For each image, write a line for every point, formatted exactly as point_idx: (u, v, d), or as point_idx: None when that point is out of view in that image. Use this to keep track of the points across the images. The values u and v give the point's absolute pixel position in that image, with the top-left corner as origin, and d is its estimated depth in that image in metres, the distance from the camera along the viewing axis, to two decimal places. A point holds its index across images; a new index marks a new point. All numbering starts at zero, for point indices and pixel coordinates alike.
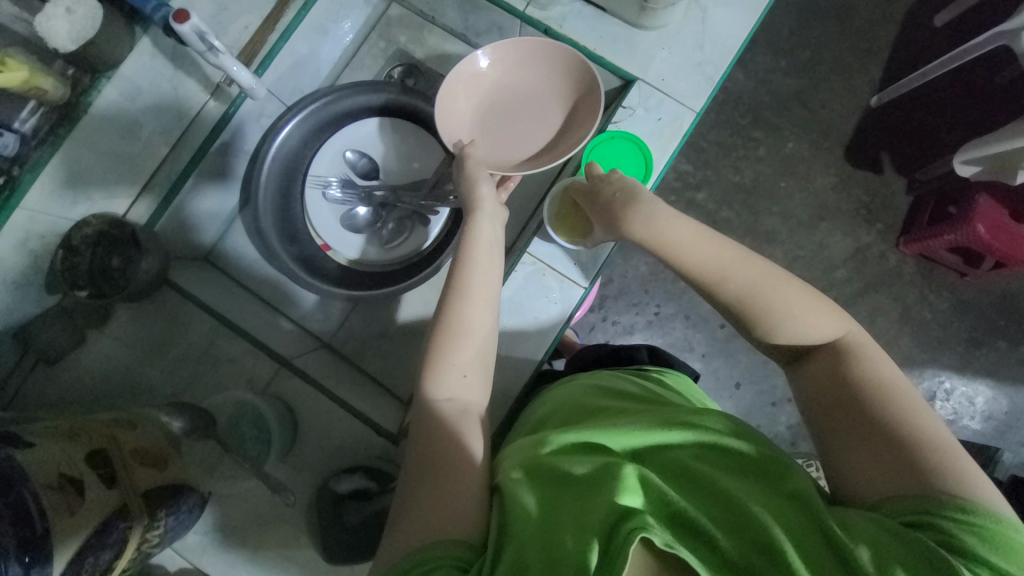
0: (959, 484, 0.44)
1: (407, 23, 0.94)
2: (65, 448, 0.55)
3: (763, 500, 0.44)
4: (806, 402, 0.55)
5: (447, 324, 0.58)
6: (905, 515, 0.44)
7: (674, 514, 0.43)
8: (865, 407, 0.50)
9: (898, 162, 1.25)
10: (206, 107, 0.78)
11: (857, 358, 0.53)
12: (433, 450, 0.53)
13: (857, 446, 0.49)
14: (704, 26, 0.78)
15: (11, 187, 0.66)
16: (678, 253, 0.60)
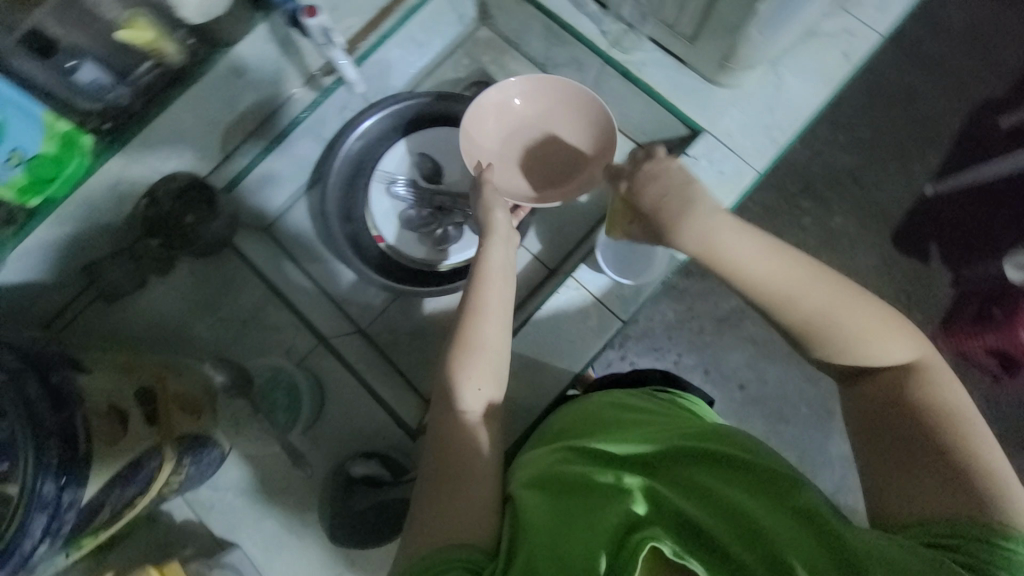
0: (999, 512, 0.43)
1: (492, 46, 1.01)
2: (118, 382, 0.58)
3: (769, 513, 0.44)
4: (857, 419, 0.54)
5: (461, 341, 0.60)
6: (942, 539, 0.43)
7: (687, 527, 0.43)
8: (915, 431, 0.49)
9: (945, 255, 1.23)
10: (297, 93, 0.86)
11: (925, 384, 0.51)
12: (443, 453, 0.54)
13: (899, 472, 0.48)
14: (777, 91, 0.81)
15: (115, 135, 0.69)
16: (748, 273, 0.56)
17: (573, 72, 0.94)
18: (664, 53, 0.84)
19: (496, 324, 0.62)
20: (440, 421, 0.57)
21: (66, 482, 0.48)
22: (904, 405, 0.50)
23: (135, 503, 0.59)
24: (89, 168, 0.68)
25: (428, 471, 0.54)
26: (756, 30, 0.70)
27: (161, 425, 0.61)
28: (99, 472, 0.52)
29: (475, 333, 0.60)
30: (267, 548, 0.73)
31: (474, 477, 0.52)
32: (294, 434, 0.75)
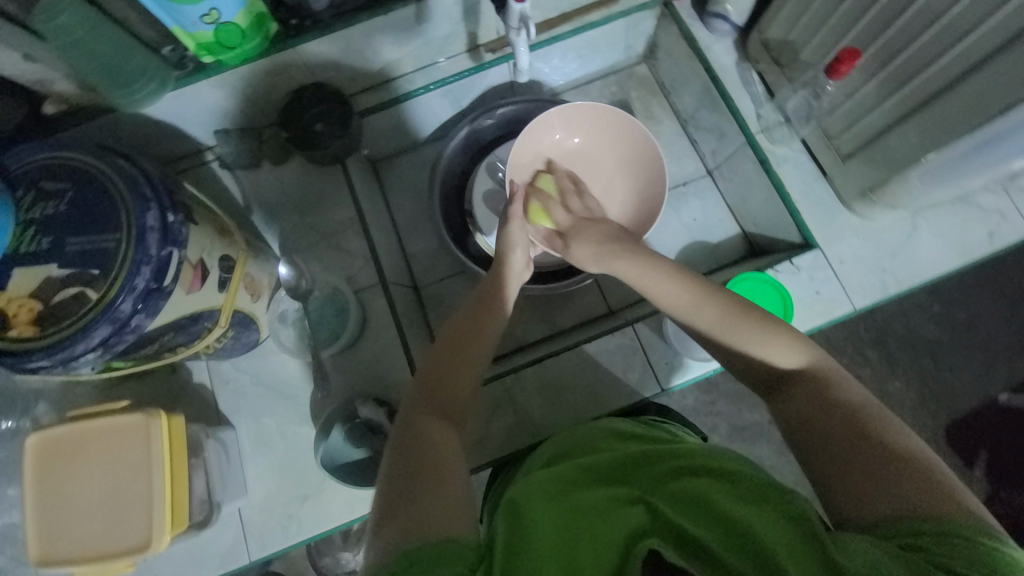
0: (956, 504, 0.42)
1: (644, 86, 1.03)
2: (212, 241, 0.61)
3: (755, 512, 0.43)
4: (787, 429, 0.53)
5: (436, 363, 0.63)
6: (902, 537, 0.41)
7: (681, 541, 0.43)
8: (847, 435, 0.49)
9: (990, 471, 1.22)
10: (460, 57, 0.89)
11: (825, 383, 0.53)
12: (412, 446, 0.53)
13: (851, 472, 0.46)
14: (907, 242, 0.78)
15: (299, 32, 0.75)
16: (661, 298, 0.65)
17: (711, 139, 0.94)
18: (808, 158, 0.82)
19: (491, 329, 0.67)
20: (413, 414, 0.58)
21: (141, 308, 0.51)
22: (830, 406, 0.51)
23: (178, 351, 0.63)
24: (264, 51, 0.74)
25: (395, 462, 0.52)
26: (917, 174, 0.67)
27: (229, 293, 0.64)
28: (167, 312, 0.55)
29: (472, 337, 0.65)
30: (256, 441, 0.76)
31: (447, 469, 0.51)
32: (325, 352, 0.78)
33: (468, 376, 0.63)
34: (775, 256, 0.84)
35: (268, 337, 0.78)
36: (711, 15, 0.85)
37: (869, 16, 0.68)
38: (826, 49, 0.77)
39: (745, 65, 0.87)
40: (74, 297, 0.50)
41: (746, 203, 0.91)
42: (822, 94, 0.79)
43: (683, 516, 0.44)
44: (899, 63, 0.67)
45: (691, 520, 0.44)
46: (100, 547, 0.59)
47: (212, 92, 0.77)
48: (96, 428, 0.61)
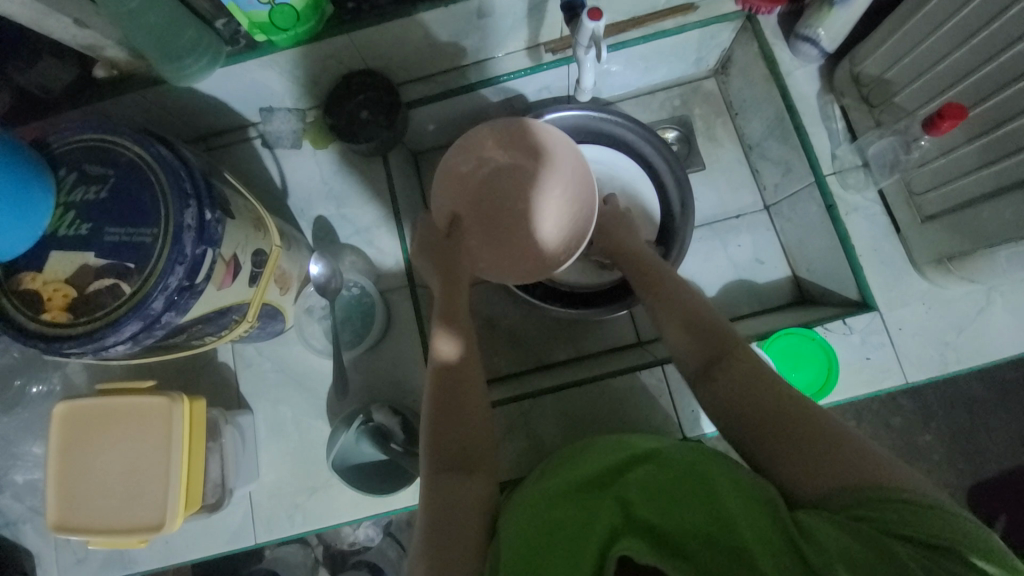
0: (887, 465, 0.46)
1: (709, 104, 0.96)
2: (247, 236, 0.60)
3: (738, 507, 0.44)
4: (718, 411, 0.56)
5: (441, 375, 0.62)
6: (853, 509, 0.44)
7: (659, 540, 0.43)
8: (779, 416, 0.51)
9: (1011, 532, 1.18)
10: (517, 54, 0.84)
11: (751, 365, 0.56)
12: (443, 511, 0.53)
13: (795, 462, 0.49)
14: (976, 316, 0.72)
15: (355, 15, 0.71)
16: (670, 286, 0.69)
17: (776, 171, 0.87)
18: (882, 211, 0.75)
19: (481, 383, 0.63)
20: (431, 467, 0.57)
21: (172, 305, 0.51)
22: (751, 389, 0.54)
23: (207, 341, 0.63)
24: (317, 34, 0.71)
25: (427, 521, 0.53)
26: (1006, 253, 0.63)
27: (258, 288, 0.64)
28: (198, 307, 0.55)
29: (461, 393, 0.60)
30: (272, 428, 0.77)
31: (473, 517, 0.54)
32: (347, 352, 0.78)
33: (478, 412, 0.61)
34: (827, 310, 0.78)
35: (291, 327, 0.78)
36: (799, 37, 0.77)
37: (987, 69, 0.61)
38: (926, 96, 0.69)
39: (827, 96, 0.80)
40: (107, 289, 0.49)
41: (805, 247, 0.85)
42: (913, 147, 0.70)
43: (656, 512, 0.45)
44: (1007, 130, 0.60)
45: (661, 513, 0.45)
46: (116, 520, 0.61)
47: (260, 72, 0.75)
48: (121, 404, 0.62)
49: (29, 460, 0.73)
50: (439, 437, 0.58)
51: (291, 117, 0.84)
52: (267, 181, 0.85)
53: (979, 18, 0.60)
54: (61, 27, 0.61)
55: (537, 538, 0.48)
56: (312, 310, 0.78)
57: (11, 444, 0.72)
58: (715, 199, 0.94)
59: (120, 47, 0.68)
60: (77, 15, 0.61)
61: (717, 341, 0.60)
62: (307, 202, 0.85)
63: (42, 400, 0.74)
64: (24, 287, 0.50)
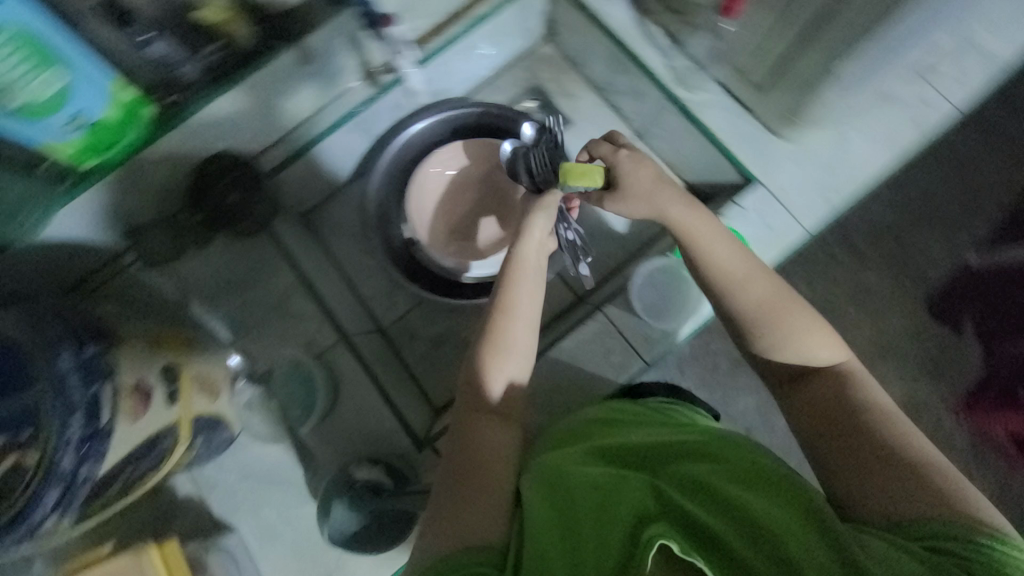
0: (968, 504, 0.50)
1: (553, 64, 1.01)
2: (146, 355, 0.58)
3: (795, 525, 0.49)
4: (798, 416, 0.61)
5: (493, 335, 0.65)
6: (924, 539, 0.48)
7: (695, 534, 0.48)
8: (857, 427, 0.56)
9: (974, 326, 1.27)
10: (355, 86, 0.83)
11: (863, 386, 0.60)
12: (474, 459, 0.59)
13: (867, 481, 0.54)
14: (839, 152, 0.79)
15: (179, 107, 0.71)
16: (713, 262, 0.65)
17: (631, 100, 0.92)
18: (728, 96, 0.82)
19: (522, 355, 0.66)
20: (465, 412, 0.63)
21: (83, 459, 0.48)
22: (844, 402, 0.58)
23: (148, 476, 0.61)
24: (148, 140, 0.70)
25: (452, 474, 0.58)
26: (829, 88, 0.69)
27: (183, 403, 0.60)
28: (116, 449, 0.52)
29: (488, 371, 0.63)
30: (263, 536, 0.73)
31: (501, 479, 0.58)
32: (305, 427, 0.76)
33: (513, 387, 0.65)
34: (721, 201, 0.84)
35: (241, 429, 0.74)
36: None
37: None
38: None
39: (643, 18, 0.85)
40: (12, 470, 0.46)
41: (682, 155, 0.90)
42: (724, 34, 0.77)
43: (703, 512, 0.50)
44: None
45: (716, 519, 0.50)
46: None
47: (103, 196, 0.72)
48: None
49: None
50: (493, 395, 0.64)
51: (158, 230, 0.80)
52: None
53: None
54: None
55: (568, 515, 0.53)
56: (255, 405, 0.75)
57: None
58: None
59: None
60: None
61: (842, 368, 0.61)
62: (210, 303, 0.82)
63: None
64: None
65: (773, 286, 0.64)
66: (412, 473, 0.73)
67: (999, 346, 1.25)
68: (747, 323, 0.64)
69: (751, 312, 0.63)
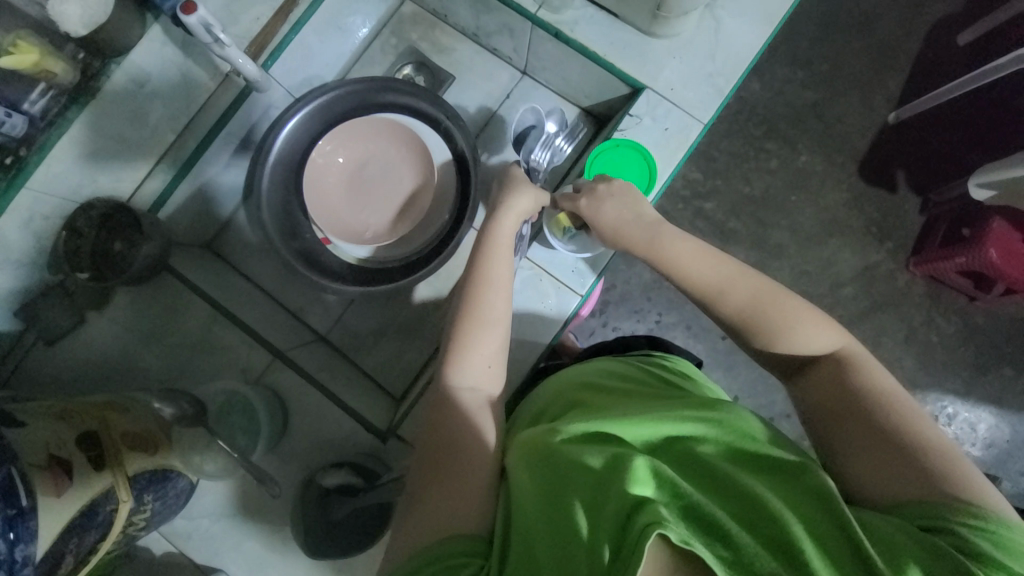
0: (982, 489, 0.44)
1: (419, 22, 0.96)
2: (56, 429, 0.56)
3: (799, 505, 0.43)
4: (807, 406, 0.57)
5: (471, 311, 0.63)
6: (925, 519, 0.43)
7: (696, 517, 0.41)
8: (861, 408, 0.52)
9: (912, 181, 1.28)
10: (213, 94, 0.77)
11: (854, 366, 0.56)
12: (455, 448, 0.55)
13: (862, 458, 0.49)
14: (716, 37, 0.77)
15: (18, 167, 0.65)
16: (690, 272, 0.64)
17: (505, 38, 0.89)
18: (595, 8, 0.79)
19: (501, 330, 0.63)
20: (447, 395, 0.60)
21: (15, 538, 0.45)
22: (845, 383, 0.54)
23: (99, 549, 0.57)
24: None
25: (430, 466, 0.54)
26: None
27: (112, 467, 0.58)
28: (45, 529, 0.49)
29: (469, 348, 0.61)
30: (253, 567, 0.72)
31: (479, 463, 0.54)
32: (256, 454, 0.74)
33: (496, 373, 0.62)
34: (617, 115, 0.83)
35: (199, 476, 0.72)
36: None
37: None
38: None
39: None
40: None
41: (571, 81, 0.88)
42: None
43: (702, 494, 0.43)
44: None
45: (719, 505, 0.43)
46: None
47: None
48: None
49: None
50: (462, 385, 0.60)
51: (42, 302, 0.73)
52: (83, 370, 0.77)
53: None
54: None
55: (555, 500, 0.47)
56: None
57: None
58: (484, 97, 0.95)
59: None
60: None
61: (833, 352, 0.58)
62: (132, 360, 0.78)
63: None
64: None
65: (753, 282, 0.62)
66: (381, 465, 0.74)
67: (936, 192, 1.25)
68: (744, 322, 0.61)
69: (743, 314, 0.61)
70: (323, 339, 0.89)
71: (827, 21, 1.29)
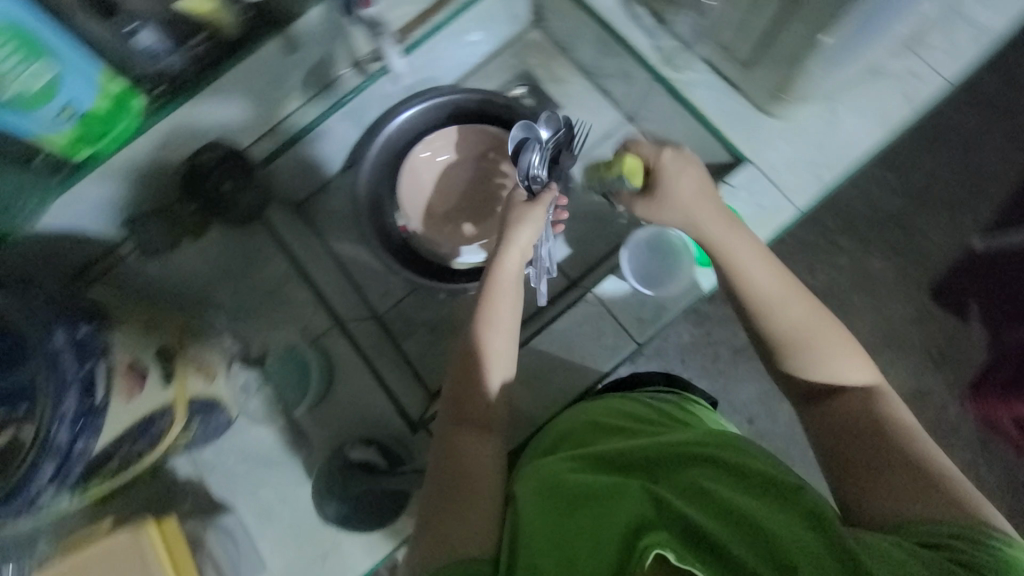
0: (978, 512, 0.51)
1: (541, 49, 1.01)
2: (136, 340, 0.59)
3: (776, 524, 0.51)
4: (822, 435, 0.61)
5: (474, 348, 0.67)
6: (929, 538, 0.50)
7: (685, 534, 0.50)
8: (876, 441, 0.58)
9: (986, 315, 1.22)
10: (345, 75, 0.82)
11: (881, 403, 0.61)
12: (456, 473, 0.61)
13: (879, 483, 0.55)
14: (829, 129, 0.78)
15: (167, 97, 0.72)
16: (757, 293, 0.66)
17: (620, 83, 0.93)
18: (714, 75, 0.82)
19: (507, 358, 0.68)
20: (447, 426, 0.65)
21: (79, 433, 0.51)
22: (867, 419, 0.59)
23: (145, 456, 0.61)
24: (140, 128, 0.71)
25: (439, 486, 0.60)
26: (812, 63, 0.69)
27: (177, 384, 0.61)
28: (111, 427, 0.54)
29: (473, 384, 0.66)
30: (259, 515, 0.74)
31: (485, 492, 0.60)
32: (298, 410, 0.77)
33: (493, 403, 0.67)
34: None
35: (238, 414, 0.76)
36: None
37: None
38: None
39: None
40: (6, 447, 0.49)
41: (672, 136, 0.90)
42: (707, 11, 0.77)
43: (691, 513, 0.52)
44: None
45: (707, 521, 0.51)
46: None
47: (96, 186, 0.73)
48: (85, 560, 0.56)
49: None
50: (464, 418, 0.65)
51: (153, 218, 0.80)
52: None
53: None
54: None
55: (562, 517, 0.55)
56: (249, 388, 0.77)
57: None
58: (583, 131, 0.98)
59: None
60: None
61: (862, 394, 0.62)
62: (207, 290, 0.83)
63: None
64: None
65: (808, 307, 0.65)
66: (405, 453, 0.75)
67: (1010, 333, 1.19)
68: (790, 343, 0.64)
69: (795, 332, 0.64)
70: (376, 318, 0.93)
71: (932, 137, 1.27)
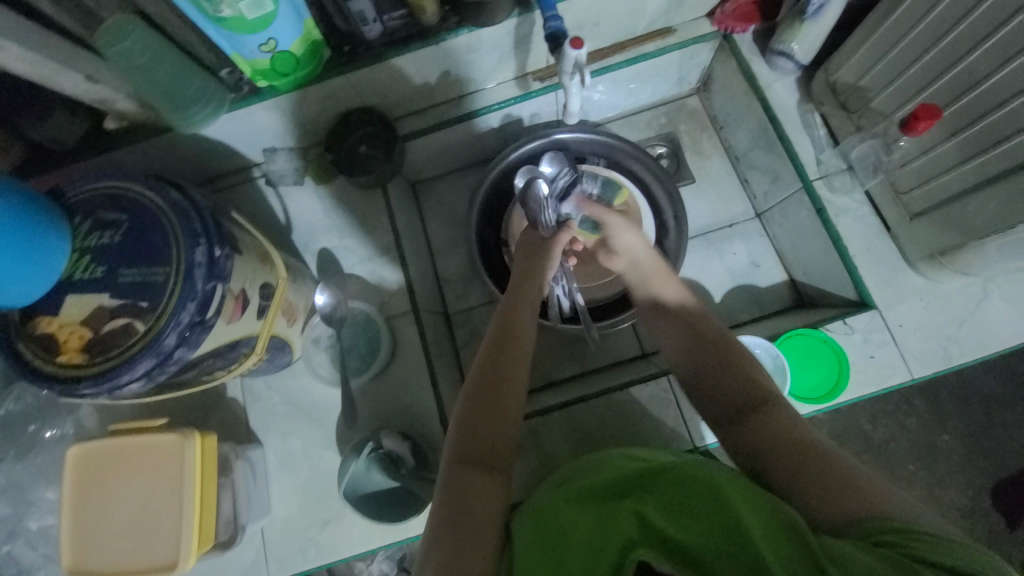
0: (926, 516, 0.44)
1: (694, 119, 1.00)
2: (253, 269, 0.62)
3: (765, 530, 0.42)
4: (745, 454, 0.55)
5: (482, 365, 0.63)
6: (884, 535, 0.42)
7: (677, 554, 0.42)
8: (786, 447, 0.52)
9: None
10: (505, 84, 0.88)
11: (780, 414, 0.55)
12: (454, 498, 0.53)
13: (810, 489, 0.48)
14: (974, 308, 0.72)
15: (351, 58, 0.75)
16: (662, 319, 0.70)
17: (764, 179, 0.90)
18: (871, 210, 0.77)
19: (525, 360, 0.64)
20: (451, 459, 0.56)
21: (184, 340, 0.52)
22: (784, 431, 0.53)
23: (217, 375, 0.64)
24: (315, 75, 0.75)
25: (442, 513, 0.52)
26: (993, 243, 0.65)
27: (266, 321, 0.65)
28: (209, 342, 0.56)
29: (486, 396, 0.60)
30: (282, 460, 0.77)
31: (487, 517, 0.52)
32: (354, 378, 0.79)
33: (502, 416, 0.60)
34: (827, 311, 0.79)
35: (299, 359, 0.79)
36: (775, 52, 0.80)
37: (953, 72, 0.63)
38: (901, 100, 0.72)
39: (807, 105, 0.82)
40: (122, 328, 0.51)
41: (799, 251, 0.86)
42: (894, 148, 0.73)
43: (676, 527, 0.44)
44: (983, 126, 0.62)
45: (690, 533, 0.43)
46: (129, 564, 0.61)
47: (262, 115, 0.78)
48: (133, 445, 0.63)
49: (39, 507, 0.73)
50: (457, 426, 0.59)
51: (293, 155, 0.86)
52: (271, 218, 0.87)
53: (940, 27, 0.63)
54: (73, 83, 0.65)
55: (553, 556, 0.46)
56: (318, 340, 0.80)
57: (22, 491, 0.73)
58: (705, 209, 0.96)
59: (130, 99, 0.72)
60: (88, 71, 0.65)
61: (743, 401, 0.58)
62: (310, 235, 0.87)
63: (55, 445, 0.74)
64: (40, 331, 0.52)
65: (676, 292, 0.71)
66: (432, 460, 0.75)
67: None
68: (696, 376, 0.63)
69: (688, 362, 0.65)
70: (444, 314, 0.94)
71: None
